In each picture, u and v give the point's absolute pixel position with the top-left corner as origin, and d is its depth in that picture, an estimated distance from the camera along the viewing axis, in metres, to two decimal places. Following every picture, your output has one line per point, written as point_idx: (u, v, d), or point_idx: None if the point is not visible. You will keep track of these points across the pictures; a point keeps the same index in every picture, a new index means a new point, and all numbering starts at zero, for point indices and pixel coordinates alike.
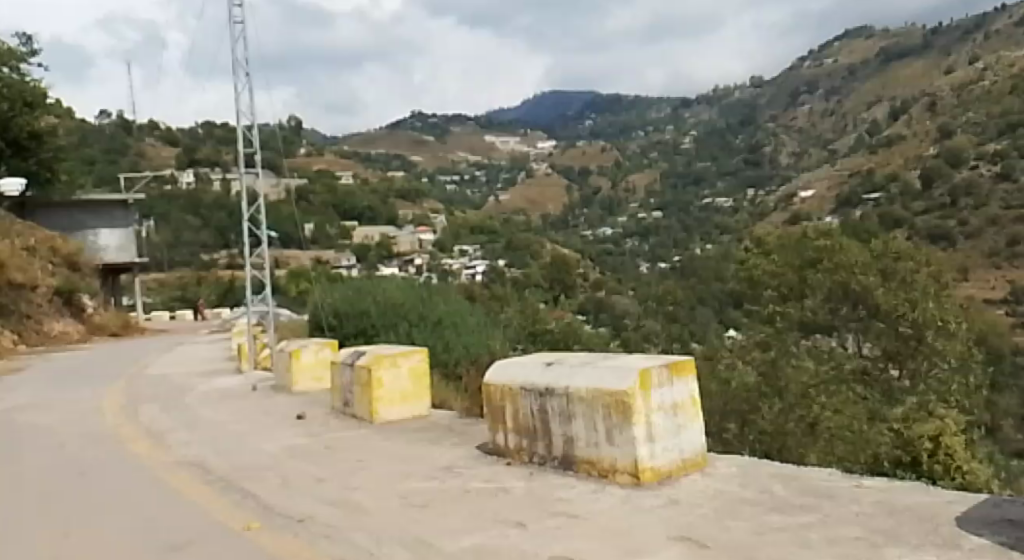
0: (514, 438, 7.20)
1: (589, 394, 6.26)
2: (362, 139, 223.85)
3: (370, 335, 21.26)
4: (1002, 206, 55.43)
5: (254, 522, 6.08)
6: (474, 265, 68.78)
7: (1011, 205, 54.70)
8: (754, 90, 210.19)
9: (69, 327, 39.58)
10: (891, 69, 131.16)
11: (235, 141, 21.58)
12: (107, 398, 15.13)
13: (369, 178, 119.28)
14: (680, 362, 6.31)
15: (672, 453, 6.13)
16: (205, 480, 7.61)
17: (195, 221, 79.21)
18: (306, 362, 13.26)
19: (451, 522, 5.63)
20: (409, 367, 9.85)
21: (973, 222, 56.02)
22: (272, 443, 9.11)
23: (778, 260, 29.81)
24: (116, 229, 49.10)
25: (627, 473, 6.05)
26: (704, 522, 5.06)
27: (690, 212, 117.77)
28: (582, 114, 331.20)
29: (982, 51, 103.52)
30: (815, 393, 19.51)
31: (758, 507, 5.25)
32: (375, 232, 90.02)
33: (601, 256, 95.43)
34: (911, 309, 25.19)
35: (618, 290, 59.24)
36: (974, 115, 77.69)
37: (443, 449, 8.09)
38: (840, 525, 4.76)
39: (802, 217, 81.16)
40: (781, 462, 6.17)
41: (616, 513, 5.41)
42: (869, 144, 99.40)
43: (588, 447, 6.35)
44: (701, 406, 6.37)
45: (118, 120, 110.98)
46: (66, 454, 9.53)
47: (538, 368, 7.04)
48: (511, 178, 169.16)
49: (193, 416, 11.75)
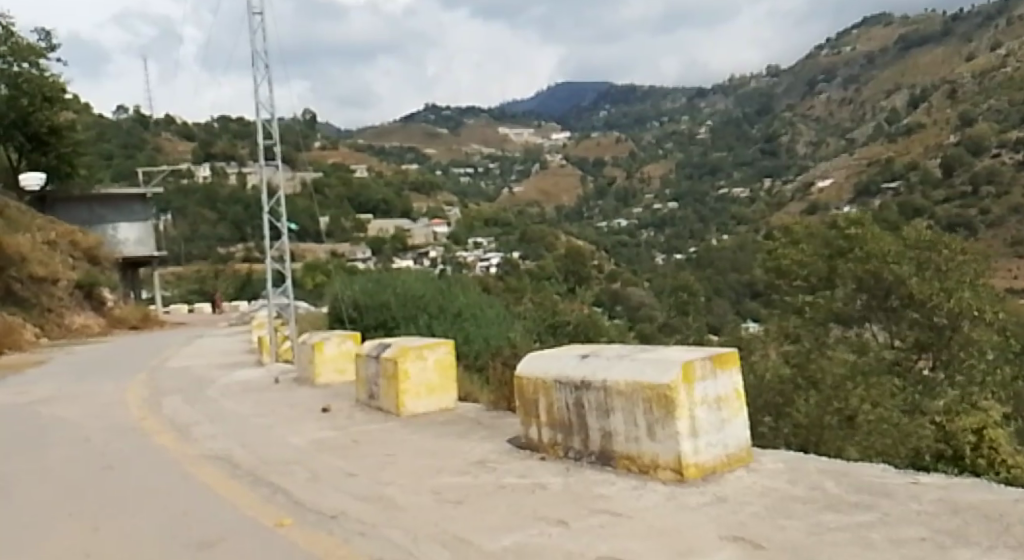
0: (548, 432, 6.96)
1: (629, 388, 6.05)
2: (376, 132, 224.27)
3: (391, 328, 21.10)
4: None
5: (286, 519, 5.91)
6: (490, 257, 68.67)
7: None
8: (770, 79, 208.66)
9: (90, 320, 39.74)
10: (910, 56, 129.79)
11: (255, 133, 21.43)
12: (130, 390, 15.02)
13: (384, 171, 119.29)
14: (723, 353, 6.07)
15: (716, 448, 5.90)
16: (233, 474, 7.45)
17: (212, 215, 79.44)
18: (329, 354, 13.09)
19: (488, 519, 5.42)
20: (435, 359, 9.66)
21: (995, 213, 54.55)
22: (299, 436, 8.94)
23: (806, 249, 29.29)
24: (135, 223, 49.20)
25: (669, 469, 5.83)
26: (756, 521, 4.84)
27: (706, 203, 117.22)
28: (596, 105, 329.91)
29: (1004, 37, 102.25)
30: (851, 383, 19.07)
31: (811, 505, 5.02)
32: (390, 225, 90.12)
33: (616, 247, 95.19)
34: (946, 299, 24.75)
35: (633, 281, 58.85)
36: (996, 102, 76.75)
37: (472, 443, 7.87)
38: (902, 525, 4.52)
39: (820, 207, 80.68)
40: (830, 458, 5.93)
41: (661, 511, 5.18)
42: (887, 133, 98.52)
43: (628, 442, 6.13)
44: (745, 400, 6.13)
45: (135, 115, 111.50)
46: (90, 447, 9.42)
47: (573, 360, 6.81)
48: (525, 170, 168.97)
49: (216, 409, 11.61)
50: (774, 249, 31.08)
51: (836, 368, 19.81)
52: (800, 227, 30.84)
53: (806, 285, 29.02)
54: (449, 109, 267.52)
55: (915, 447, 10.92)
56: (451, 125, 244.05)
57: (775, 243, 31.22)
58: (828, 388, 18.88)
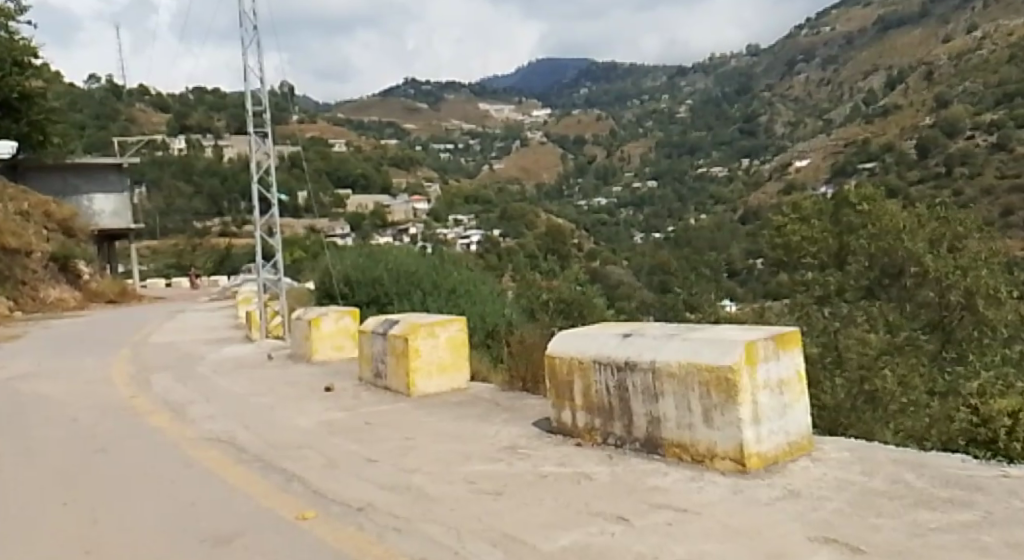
0: (584, 417, 6.44)
1: (681, 370, 5.57)
2: (354, 105, 221.94)
3: (383, 305, 20.47)
4: (996, 175, 55.15)
5: (308, 512, 5.35)
6: (469, 234, 67.80)
7: (1006, 174, 54.36)
8: (750, 59, 208.43)
9: (66, 294, 38.89)
10: (888, 38, 130.27)
11: (243, 100, 20.64)
12: (114, 366, 14.39)
13: (363, 145, 118.05)
14: (786, 334, 5.60)
15: (778, 437, 5.42)
16: (240, 459, 6.90)
17: (187, 189, 78.18)
18: (326, 331, 12.51)
19: (538, 514, 4.89)
20: (447, 337, 9.09)
21: (968, 193, 53.81)
22: (306, 417, 8.37)
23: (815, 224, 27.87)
24: (111, 195, 48.63)
25: (730, 459, 5.33)
26: (842, 519, 4.36)
27: (685, 182, 117.46)
28: (577, 82, 328.82)
29: (981, 20, 102.88)
30: (877, 366, 18.36)
31: (900, 502, 4.55)
32: (369, 201, 89.21)
33: (595, 225, 94.66)
34: (963, 277, 22.88)
35: (612, 260, 58.20)
36: (971, 85, 77.24)
37: (494, 426, 7.36)
38: (1013, 526, 4.06)
39: (798, 187, 80.91)
40: (903, 449, 5.45)
41: (734, 506, 4.71)
42: (864, 113, 98.90)
43: (680, 429, 5.63)
44: (807, 383, 5.69)
45: (109, 85, 109.18)
46: (79, 428, 8.81)
47: (614, 339, 6.29)
48: (505, 147, 168.12)
49: (210, 387, 11.02)
50: (781, 225, 29.72)
51: (861, 348, 19.13)
52: (808, 204, 29.54)
53: (815, 264, 27.92)
54: (429, 84, 265.37)
55: (942, 421, 10.72)
56: (432, 100, 242.50)
57: (782, 219, 29.90)
58: (854, 372, 17.97)
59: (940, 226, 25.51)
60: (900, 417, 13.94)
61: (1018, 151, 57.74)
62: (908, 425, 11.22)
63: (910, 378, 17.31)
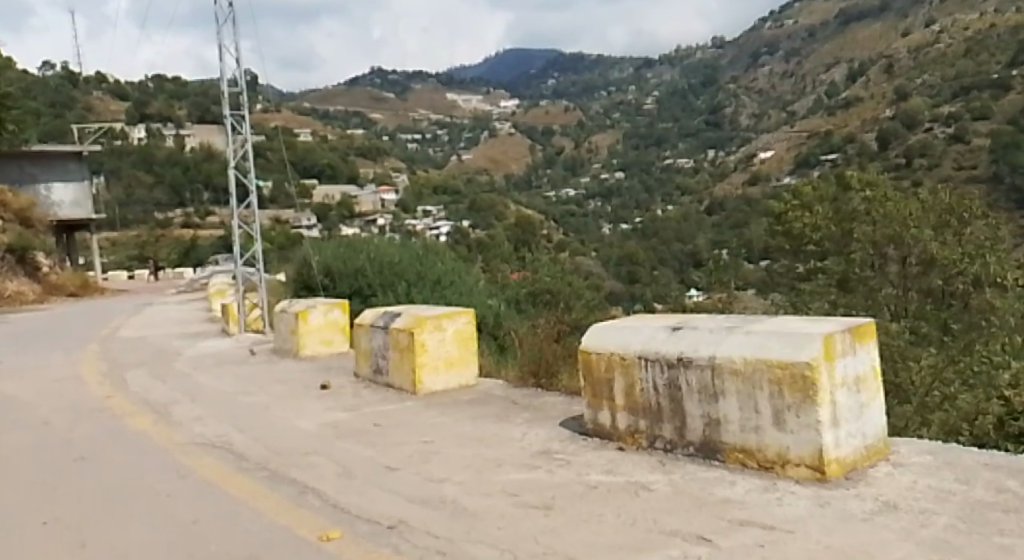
0: (626, 419, 5.84)
1: (747, 365, 5.00)
2: (320, 95, 219.15)
3: (368, 297, 19.87)
4: (954, 166, 55.21)
5: (332, 531, 4.69)
6: (439, 226, 66.65)
7: (963, 164, 54.64)
8: (716, 51, 209.95)
9: (24, 287, 37.48)
10: (848, 31, 131.54)
11: (218, 87, 19.47)
12: (84, 363, 13.57)
13: (330, 135, 116.51)
14: (862, 325, 5.08)
15: (856, 440, 4.88)
16: (239, 468, 6.25)
17: (148, 178, 76.52)
18: (314, 324, 11.80)
19: (600, 534, 4.28)
20: (455, 331, 8.45)
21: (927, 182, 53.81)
22: (305, 419, 7.66)
23: (818, 210, 26.38)
24: (70, 184, 47.14)
25: (805, 466, 4.78)
26: (958, 538, 3.82)
27: (652, 173, 117.72)
28: (544, 73, 329.27)
29: (939, 14, 104.32)
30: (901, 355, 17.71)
31: (1017, 516, 4.02)
32: (335, 192, 87.92)
33: (564, 216, 94.04)
34: (970, 263, 22.63)
35: (580, 250, 57.64)
36: (930, 78, 78.05)
37: (516, 428, 6.70)
38: None
39: (762, 178, 81.30)
40: (992, 451, 4.93)
41: (829, 523, 4.14)
42: (826, 105, 99.63)
43: (744, 434, 5.06)
44: (883, 379, 5.17)
45: (65, 73, 106.36)
46: (52, 432, 8.08)
47: (660, 332, 5.69)
48: (473, 138, 166.94)
49: (194, 384, 10.28)
50: (783, 212, 28.06)
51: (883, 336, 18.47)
52: (811, 189, 27.73)
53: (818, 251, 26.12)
54: (396, 75, 263.18)
55: (973, 420, 10.55)
56: (399, 89, 240.51)
57: (783, 206, 28.29)
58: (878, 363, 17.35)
59: (945, 213, 24.90)
60: (922, 410, 13.61)
61: (975, 142, 57.95)
62: (937, 419, 10.99)
63: (942, 371, 16.80)
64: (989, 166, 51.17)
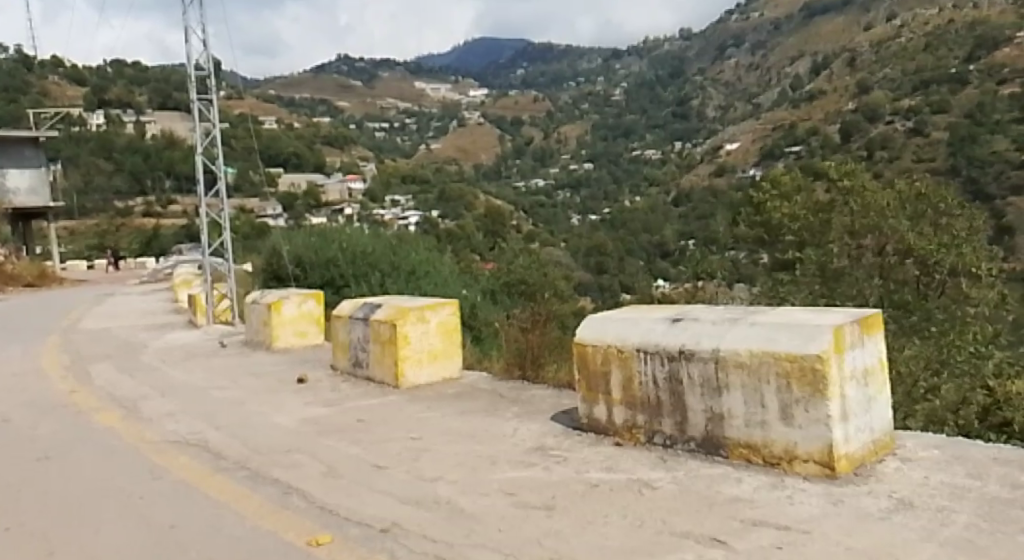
0: (622, 414, 5.66)
1: (752, 358, 4.83)
2: (286, 82, 216.55)
3: (340, 288, 19.57)
4: (913, 158, 55.36)
5: (322, 537, 4.44)
6: (406, 216, 66.01)
7: (921, 157, 54.93)
8: (683, 43, 210.72)
9: None
10: (812, 24, 132.42)
11: (184, 72, 18.96)
12: (44, 356, 13.08)
13: (295, 123, 115.06)
14: (870, 316, 4.95)
15: (865, 435, 4.73)
16: (216, 467, 5.95)
17: (107, 166, 74.92)
18: (287, 316, 11.48)
19: (610, 536, 4.07)
20: (438, 322, 8.20)
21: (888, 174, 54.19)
22: (284, 415, 7.38)
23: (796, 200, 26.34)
24: (26, 170, 45.95)
25: (814, 462, 4.62)
26: (983, 538, 3.67)
27: (620, 164, 117.82)
28: (514, 63, 328.17)
29: (901, 9, 105.27)
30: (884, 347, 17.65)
31: None
32: (301, 181, 86.85)
33: (533, 206, 93.83)
34: (945, 253, 22.84)
35: (549, 240, 57.59)
36: (892, 71, 78.74)
37: (506, 424, 6.46)
38: None
39: (728, 169, 81.79)
40: (1001, 443, 4.82)
41: (845, 524, 3.97)
42: (791, 97, 100.34)
43: (749, 428, 4.89)
44: (890, 372, 5.04)
45: (20, 56, 103.71)
46: (13, 429, 7.72)
47: (660, 324, 5.50)
48: (441, 128, 166.00)
49: (162, 378, 9.91)
50: (761, 202, 28.02)
51: None
52: (789, 178, 27.64)
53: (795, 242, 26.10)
54: (364, 62, 260.86)
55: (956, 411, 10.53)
56: (366, 77, 238.33)
57: (761, 195, 28.19)
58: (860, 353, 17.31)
59: (919, 203, 25.07)
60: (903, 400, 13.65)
61: (934, 135, 58.48)
62: (920, 408, 11.00)
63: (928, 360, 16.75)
64: (947, 159, 51.62)
